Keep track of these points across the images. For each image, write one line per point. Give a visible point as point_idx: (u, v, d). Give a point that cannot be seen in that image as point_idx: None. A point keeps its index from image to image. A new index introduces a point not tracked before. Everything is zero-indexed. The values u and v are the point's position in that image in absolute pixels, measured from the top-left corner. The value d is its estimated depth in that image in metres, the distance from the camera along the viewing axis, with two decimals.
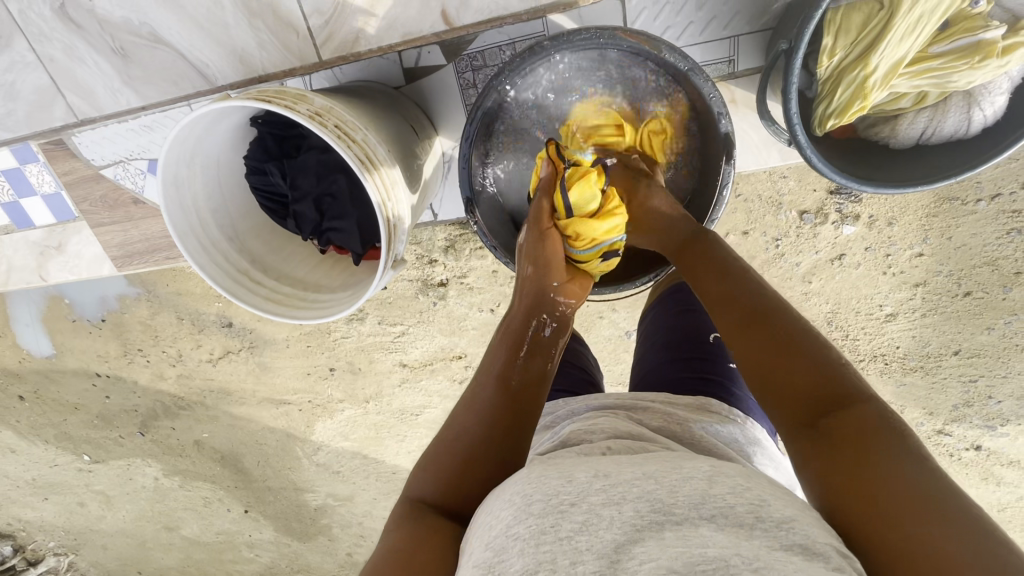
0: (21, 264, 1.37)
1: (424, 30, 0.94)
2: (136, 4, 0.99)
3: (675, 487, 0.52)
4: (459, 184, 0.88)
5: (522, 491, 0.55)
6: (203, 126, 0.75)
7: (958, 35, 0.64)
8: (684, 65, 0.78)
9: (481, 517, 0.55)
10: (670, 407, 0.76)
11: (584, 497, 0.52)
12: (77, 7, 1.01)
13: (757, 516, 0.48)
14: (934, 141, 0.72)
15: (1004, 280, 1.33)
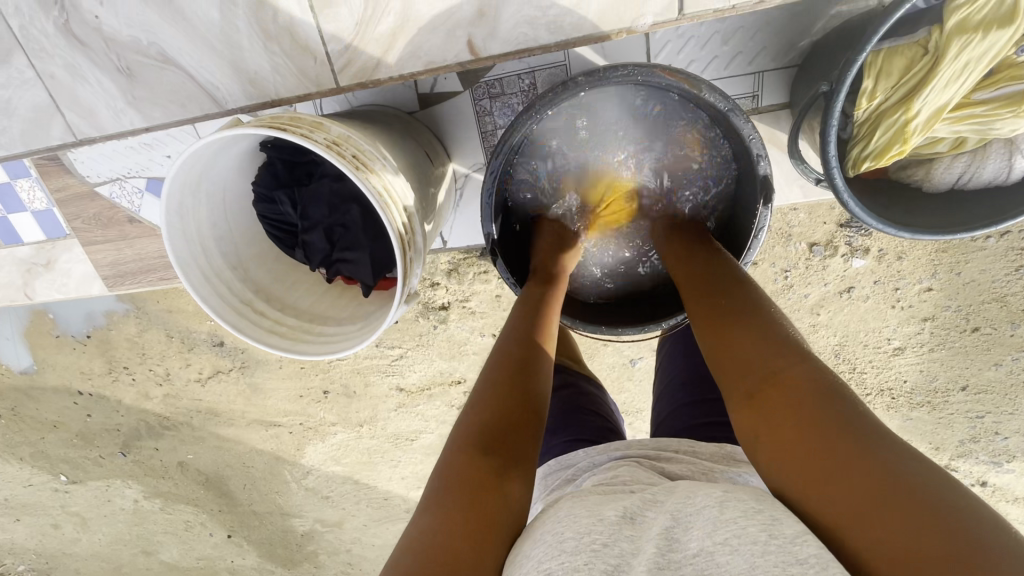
0: (5, 280, 1.31)
1: (449, 59, 0.88)
2: (145, 22, 0.95)
3: (689, 522, 0.50)
4: (482, 219, 0.83)
5: (553, 530, 0.53)
6: (211, 152, 0.71)
7: (1004, 83, 0.62)
8: (724, 105, 0.73)
9: (511, 560, 0.52)
10: (694, 454, 0.73)
11: (615, 538, 0.50)
12: (82, 23, 0.96)
13: (770, 535, 0.46)
14: (971, 186, 0.69)
15: (1012, 317, 1.31)
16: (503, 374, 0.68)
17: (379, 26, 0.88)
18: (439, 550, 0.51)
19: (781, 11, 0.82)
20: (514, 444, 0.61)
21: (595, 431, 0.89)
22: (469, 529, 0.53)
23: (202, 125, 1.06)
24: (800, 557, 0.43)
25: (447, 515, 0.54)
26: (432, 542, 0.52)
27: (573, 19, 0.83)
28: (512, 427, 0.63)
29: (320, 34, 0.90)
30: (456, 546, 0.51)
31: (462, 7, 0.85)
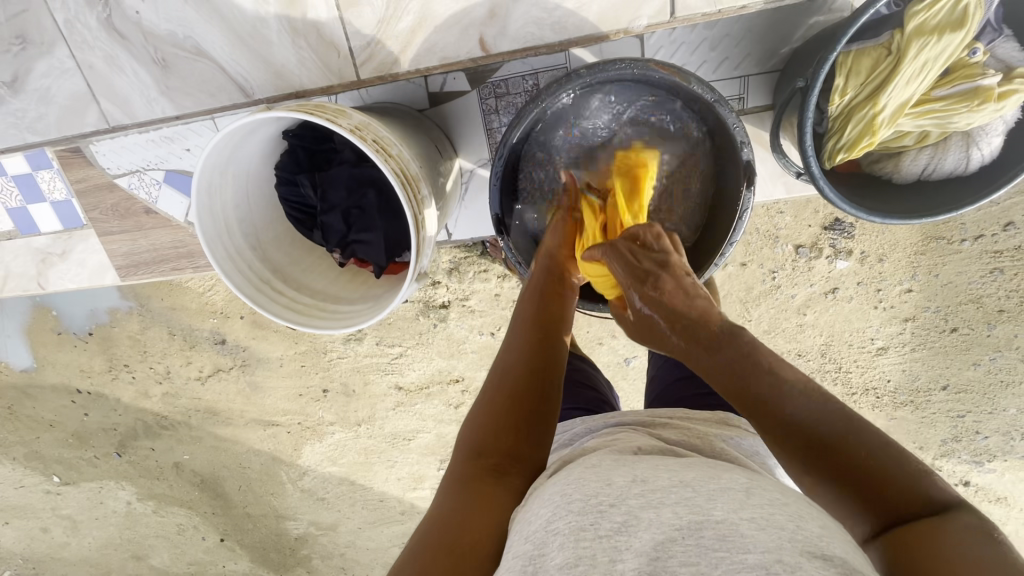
0: (20, 270, 1.35)
1: (461, 56, 0.96)
2: (182, 18, 1.02)
3: (713, 495, 0.50)
4: (489, 202, 0.87)
5: (561, 490, 0.55)
6: (240, 136, 0.77)
7: (959, 81, 0.69)
8: (711, 96, 0.77)
9: (525, 511, 0.56)
10: (688, 420, 0.79)
11: (622, 500, 0.51)
12: (124, 18, 1.03)
13: (798, 526, 0.46)
14: (935, 177, 0.76)
15: (988, 317, 1.38)
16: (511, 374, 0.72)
17: (399, 24, 0.96)
18: (449, 524, 0.58)
19: (765, 19, 0.89)
20: (513, 423, 0.67)
21: (592, 403, 0.96)
22: (480, 506, 0.59)
23: (221, 116, 1.09)
24: (826, 551, 0.43)
25: (462, 494, 0.61)
26: (446, 518, 0.58)
27: (576, 20, 0.92)
28: (521, 418, 0.67)
29: (345, 31, 0.98)
30: (465, 517, 0.58)
31: (475, 8, 0.93)
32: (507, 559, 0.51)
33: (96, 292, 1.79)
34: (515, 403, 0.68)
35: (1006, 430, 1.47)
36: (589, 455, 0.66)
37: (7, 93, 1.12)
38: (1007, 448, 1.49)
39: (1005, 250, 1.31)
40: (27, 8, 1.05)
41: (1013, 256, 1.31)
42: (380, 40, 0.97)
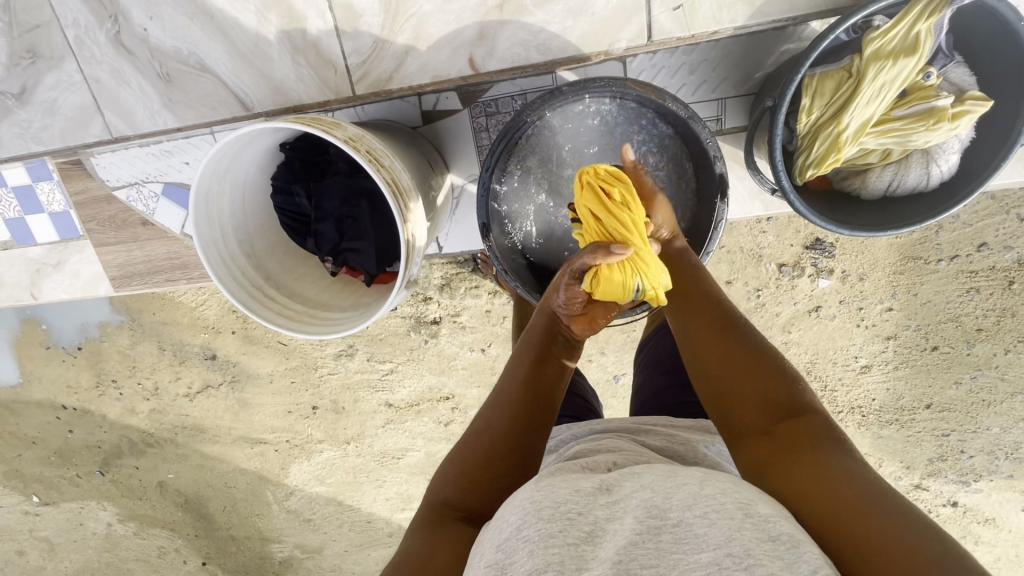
0: (15, 280, 1.37)
1: (452, 74, 1.01)
2: (187, 36, 1.06)
3: (671, 492, 0.53)
4: (476, 209, 0.89)
5: (530, 496, 0.56)
6: (238, 147, 0.80)
7: (915, 102, 0.74)
8: (684, 113, 0.82)
9: (494, 523, 0.57)
10: (668, 427, 0.81)
11: (590, 508, 0.53)
12: (131, 35, 1.08)
13: (747, 513, 0.50)
14: (900, 192, 0.80)
15: (967, 336, 1.42)
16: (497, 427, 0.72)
17: (394, 44, 1.01)
18: (415, 559, 0.60)
19: (740, 44, 0.95)
20: (484, 483, 0.67)
21: (577, 411, 0.99)
22: (443, 549, 0.61)
23: (219, 129, 1.13)
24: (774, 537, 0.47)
25: (428, 539, 0.62)
26: (408, 558, 0.61)
27: (560, 42, 0.97)
28: (495, 470, 0.68)
29: (343, 50, 1.02)
30: (429, 556, 0.60)
31: (466, 30, 0.98)
32: (479, 567, 0.51)
33: (86, 307, 1.80)
34: (492, 464, 0.69)
35: (991, 449, 1.49)
36: (565, 466, 0.66)
37: (14, 104, 1.16)
38: (993, 468, 1.51)
39: (980, 270, 1.36)
40: (39, 24, 1.09)
41: (989, 275, 1.35)
42: (375, 57, 1.02)
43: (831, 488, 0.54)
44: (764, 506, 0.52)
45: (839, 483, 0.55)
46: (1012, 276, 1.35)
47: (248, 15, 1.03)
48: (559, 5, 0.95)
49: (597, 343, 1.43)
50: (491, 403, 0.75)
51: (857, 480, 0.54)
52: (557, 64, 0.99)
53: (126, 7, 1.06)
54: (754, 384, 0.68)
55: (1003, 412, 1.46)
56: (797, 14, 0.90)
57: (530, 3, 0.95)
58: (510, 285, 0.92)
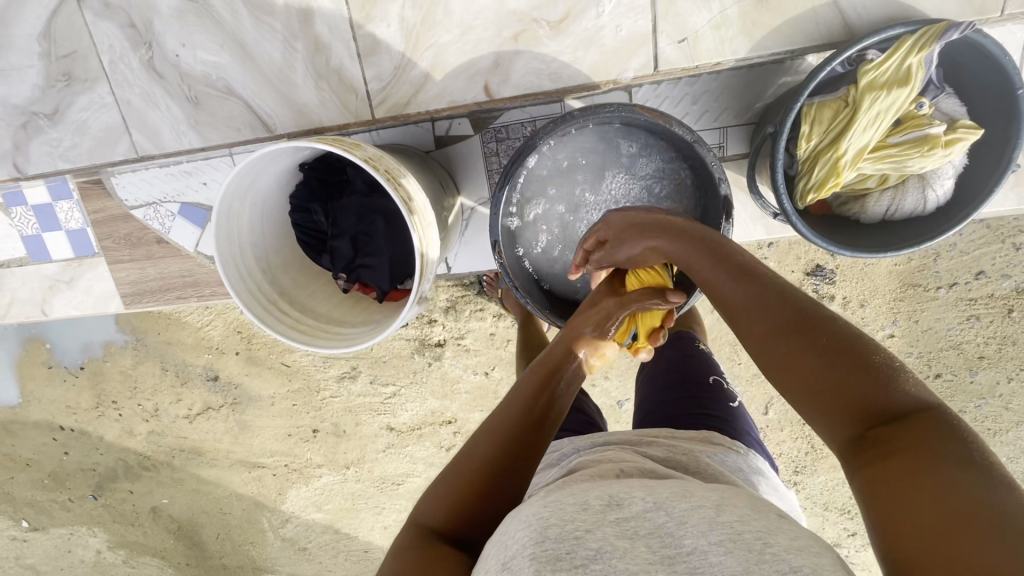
0: (28, 297, 1.41)
1: (467, 100, 1.05)
2: (216, 61, 1.11)
3: (684, 519, 0.54)
4: (488, 228, 0.91)
5: (538, 513, 0.58)
6: (261, 165, 0.83)
7: (910, 129, 0.76)
8: (691, 137, 0.85)
9: (497, 536, 0.59)
10: (670, 437, 0.82)
11: (598, 526, 0.54)
12: (163, 59, 1.13)
13: (765, 542, 0.51)
14: (898, 216, 0.83)
15: (970, 364, 1.43)
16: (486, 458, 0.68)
17: (413, 71, 1.05)
18: None
19: (741, 76, 0.99)
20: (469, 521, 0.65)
21: (576, 424, 0.99)
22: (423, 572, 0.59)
23: (238, 150, 1.18)
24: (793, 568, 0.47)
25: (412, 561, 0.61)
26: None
27: (571, 71, 1.01)
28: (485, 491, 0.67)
29: (363, 76, 1.07)
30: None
31: (482, 59, 1.03)
32: None
33: (91, 326, 1.80)
34: (480, 498, 0.66)
35: None
36: (574, 481, 0.68)
37: (45, 124, 1.20)
38: None
39: (979, 298, 1.38)
40: (76, 49, 1.14)
41: (988, 303, 1.38)
42: (393, 82, 1.06)
43: (921, 508, 0.47)
44: (783, 537, 0.53)
45: (937, 502, 0.46)
46: (1011, 304, 1.37)
47: (275, 43, 1.08)
48: (570, 37, 0.99)
49: (601, 367, 1.44)
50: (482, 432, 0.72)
51: (956, 489, 0.46)
52: (565, 91, 1.03)
53: (160, 34, 1.11)
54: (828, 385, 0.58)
55: (1007, 441, 1.46)
56: (794, 48, 0.95)
57: (543, 33, 1.00)
58: (519, 299, 0.94)
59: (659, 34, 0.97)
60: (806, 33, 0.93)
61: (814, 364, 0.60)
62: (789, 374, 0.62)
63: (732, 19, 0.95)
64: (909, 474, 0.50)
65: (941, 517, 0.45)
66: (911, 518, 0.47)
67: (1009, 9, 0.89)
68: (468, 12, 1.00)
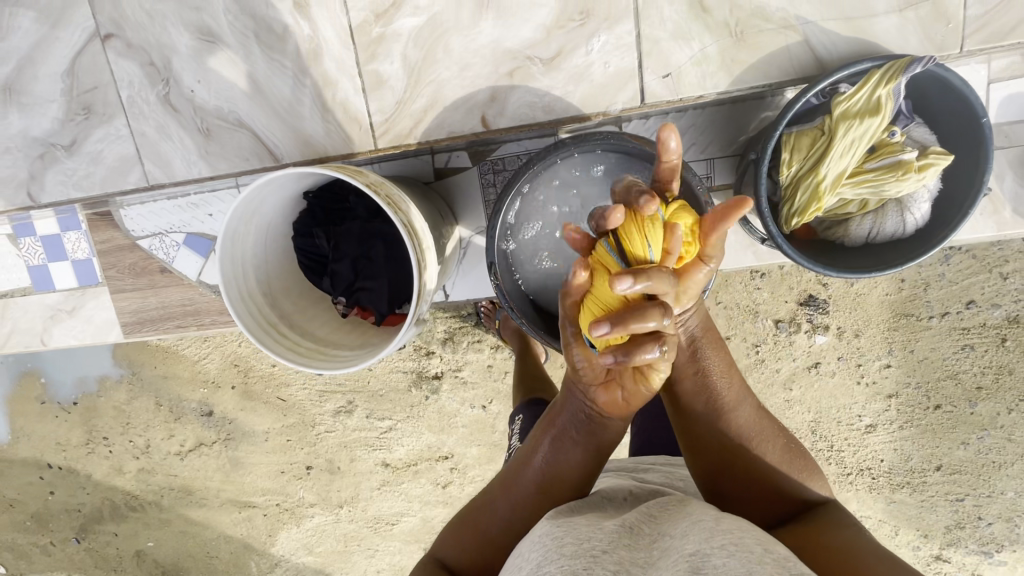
0: (28, 327, 1.43)
1: (466, 130, 1.09)
2: (230, 96, 1.15)
3: (686, 530, 0.56)
4: (484, 248, 0.95)
5: (551, 534, 0.60)
6: (266, 191, 0.86)
7: (884, 156, 0.80)
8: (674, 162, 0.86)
9: (512, 562, 0.60)
10: (666, 465, 0.83)
11: (613, 548, 0.54)
12: (178, 94, 1.17)
13: (765, 548, 0.52)
14: (880, 239, 0.85)
15: (969, 395, 1.43)
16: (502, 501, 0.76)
17: (414, 104, 1.09)
18: None
19: (723, 111, 1.04)
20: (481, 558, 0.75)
21: None
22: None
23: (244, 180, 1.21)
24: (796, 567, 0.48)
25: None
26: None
27: (563, 103, 1.05)
28: (498, 530, 0.75)
29: (366, 108, 1.11)
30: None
31: (479, 93, 1.07)
32: None
33: (87, 361, 1.81)
34: (495, 536, 0.75)
35: (1009, 515, 1.46)
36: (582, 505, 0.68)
37: (63, 155, 1.24)
38: (1013, 536, 1.47)
39: (972, 327, 1.39)
40: (96, 85, 1.19)
41: (981, 332, 1.39)
42: (394, 118, 1.11)
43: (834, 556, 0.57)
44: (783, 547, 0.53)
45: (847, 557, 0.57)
46: (1004, 333, 1.38)
47: (286, 78, 1.11)
48: (561, 73, 1.04)
49: None
50: (507, 473, 0.78)
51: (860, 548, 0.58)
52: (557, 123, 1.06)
53: (177, 71, 1.15)
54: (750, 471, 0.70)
55: (1014, 475, 1.44)
56: (772, 82, 0.99)
57: (538, 69, 1.04)
58: (515, 321, 0.95)
59: (645, 70, 1.02)
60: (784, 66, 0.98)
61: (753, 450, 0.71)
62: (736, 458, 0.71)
63: (713, 56, 0.99)
64: (818, 539, 0.61)
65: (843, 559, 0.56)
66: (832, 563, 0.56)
67: (968, 46, 0.95)
68: (467, 50, 1.05)
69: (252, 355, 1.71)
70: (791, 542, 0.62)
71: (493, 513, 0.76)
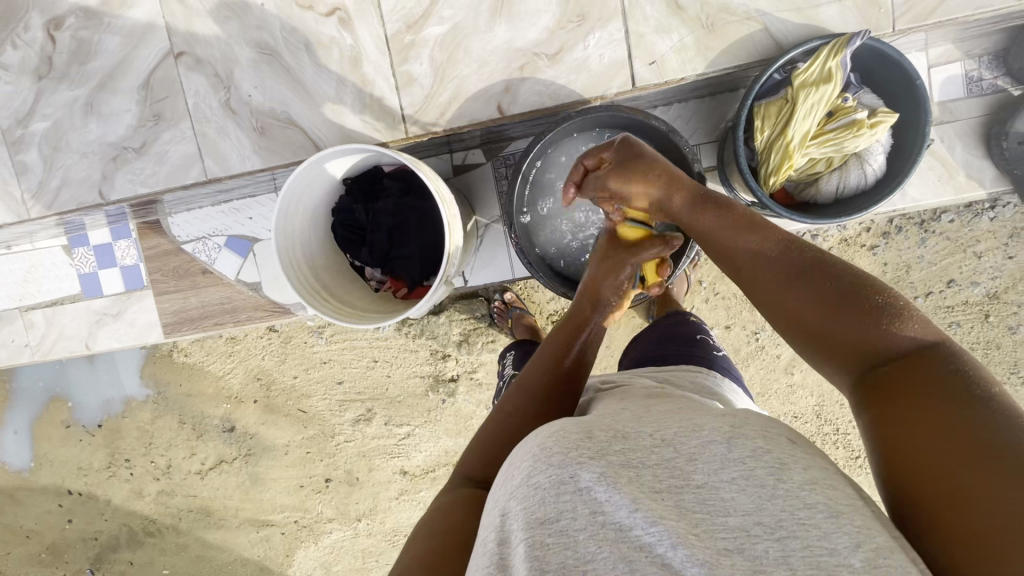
0: (73, 332, 1.53)
1: (484, 119, 1.10)
2: (283, 96, 1.12)
3: (693, 455, 0.58)
4: (503, 212, 1.06)
5: (541, 442, 0.60)
6: (319, 167, 0.98)
7: (840, 117, 0.95)
8: (666, 127, 0.98)
9: (509, 462, 0.62)
10: (658, 373, 0.85)
11: (603, 453, 0.57)
12: (236, 95, 1.13)
13: (779, 478, 0.54)
14: (846, 191, 0.99)
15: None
16: (527, 395, 0.78)
17: (437, 98, 1.10)
18: (424, 523, 0.66)
19: (704, 103, 1.19)
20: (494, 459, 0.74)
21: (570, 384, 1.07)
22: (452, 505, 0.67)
23: (278, 171, 1.19)
24: (807, 500, 0.52)
25: (444, 496, 0.70)
26: (413, 563, 0.60)
27: (568, 91, 1.08)
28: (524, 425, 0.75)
29: (399, 104, 1.11)
30: (448, 523, 0.64)
31: (495, 85, 1.09)
32: (494, 509, 0.58)
33: (113, 384, 1.89)
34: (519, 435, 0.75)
35: None
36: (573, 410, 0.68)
37: (132, 157, 1.17)
38: None
39: (956, 305, 1.48)
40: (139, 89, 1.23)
41: (965, 309, 1.47)
42: (424, 112, 1.11)
43: (940, 461, 0.51)
44: (797, 472, 0.55)
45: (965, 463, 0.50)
46: (987, 310, 1.47)
47: (330, 80, 1.11)
48: (565, 65, 1.07)
49: None
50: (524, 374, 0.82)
51: (976, 444, 0.50)
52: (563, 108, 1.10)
53: (237, 79, 1.12)
54: (832, 334, 0.65)
55: None
56: (741, 64, 1.04)
57: (544, 64, 1.07)
58: (533, 274, 1.05)
59: (632, 60, 1.06)
60: (748, 52, 1.03)
61: (813, 302, 0.67)
62: (800, 319, 0.68)
63: (690, 46, 1.04)
64: (916, 416, 0.55)
65: (954, 461, 0.50)
66: (938, 468, 0.51)
67: (899, 25, 1.03)
68: (484, 50, 1.08)
69: (275, 367, 1.78)
70: (887, 415, 0.58)
71: (516, 412, 0.77)
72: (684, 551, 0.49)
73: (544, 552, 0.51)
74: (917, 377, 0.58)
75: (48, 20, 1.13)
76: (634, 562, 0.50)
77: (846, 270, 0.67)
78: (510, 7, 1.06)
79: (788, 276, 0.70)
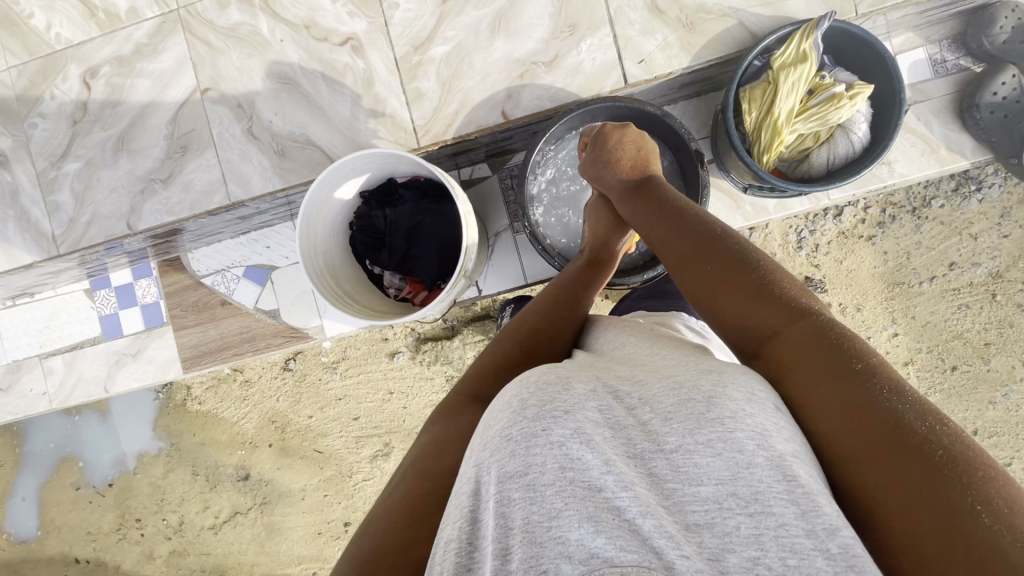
0: (91, 375, 1.54)
1: (489, 124, 1.18)
2: (302, 120, 1.21)
3: (669, 414, 0.54)
4: (516, 203, 1.10)
5: (518, 395, 0.57)
6: (340, 173, 1.03)
7: (820, 93, 1.02)
8: (659, 111, 1.06)
9: (495, 403, 0.60)
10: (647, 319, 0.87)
11: (577, 409, 0.54)
12: (258, 123, 1.21)
13: (758, 446, 0.50)
14: (837, 162, 1.05)
15: (979, 352, 1.43)
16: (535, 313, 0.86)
17: (444, 109, 1.18)
18: (417, 456, 0.67)
19: (690, 106, 1.29)
20: (484, 398, 0.75)
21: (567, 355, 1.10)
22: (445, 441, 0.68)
23: (296, 192, 1.25)
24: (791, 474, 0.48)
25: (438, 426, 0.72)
26: (400, 502, 0.61)
27: (566, 93, 1.16)
28: (529, 340, 0.82)
29: (410, 117, 1.19)
30: (445, 461, 0.64)
31: (498, 93, 1.17)
32: (470, 461, 0.56)
33: (127, 439, 1.85)
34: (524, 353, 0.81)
35: None
36: (556, 364, 0.65)
37: (158, 187, 1.24)
38: None
39: (962, 286, 1.43)
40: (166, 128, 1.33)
41: (971, 290, 1.42)
42: (434, 123, 1.19)
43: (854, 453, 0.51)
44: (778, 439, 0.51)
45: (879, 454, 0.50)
46: (992, 289, 1.41)
47: (345, 102, 1.20)
48: (562, 70, 1.16)
49: None
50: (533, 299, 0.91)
51: (877, 431, 0.51)
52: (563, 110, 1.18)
53: (259, 108, 1.21)
54: (725, 305, 0.69)
55: None
56: (723, 56, 1.13)
57: (542, 70, 1.16)
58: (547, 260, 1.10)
59: (623, 59, 1.15)
60: (728, 45, 1.13)
61: (710, 274, 0.71)
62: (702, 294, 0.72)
63: (674, 43, 1.14)
64: (813, 397, 0.55)
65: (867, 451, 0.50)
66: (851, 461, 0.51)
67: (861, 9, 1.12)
68: (485, 63, 1.17)
69: (288, 407, 1.73)
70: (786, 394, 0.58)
71: (521, 328, 0.84)
72: (653, 520, 0.47)
73: (511, 508, 0.50)
74: (804, 345, 0.59)
75: (86, 70, 1.25)
76: (601, 523, 0.47)
77: (731, 244, 0.72)
78: (508, 24, 1.16)
79: (687, 254, 0.75)
